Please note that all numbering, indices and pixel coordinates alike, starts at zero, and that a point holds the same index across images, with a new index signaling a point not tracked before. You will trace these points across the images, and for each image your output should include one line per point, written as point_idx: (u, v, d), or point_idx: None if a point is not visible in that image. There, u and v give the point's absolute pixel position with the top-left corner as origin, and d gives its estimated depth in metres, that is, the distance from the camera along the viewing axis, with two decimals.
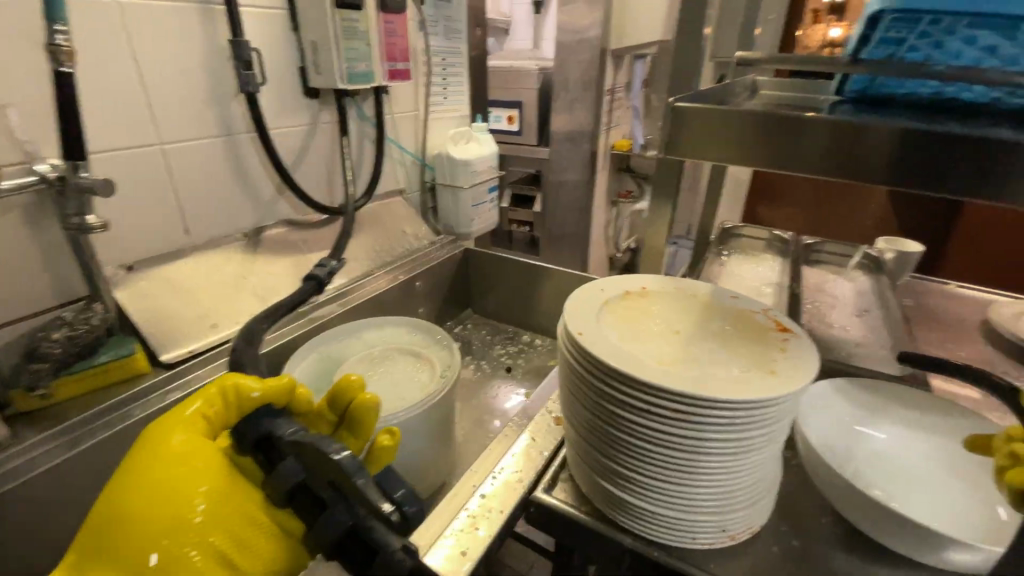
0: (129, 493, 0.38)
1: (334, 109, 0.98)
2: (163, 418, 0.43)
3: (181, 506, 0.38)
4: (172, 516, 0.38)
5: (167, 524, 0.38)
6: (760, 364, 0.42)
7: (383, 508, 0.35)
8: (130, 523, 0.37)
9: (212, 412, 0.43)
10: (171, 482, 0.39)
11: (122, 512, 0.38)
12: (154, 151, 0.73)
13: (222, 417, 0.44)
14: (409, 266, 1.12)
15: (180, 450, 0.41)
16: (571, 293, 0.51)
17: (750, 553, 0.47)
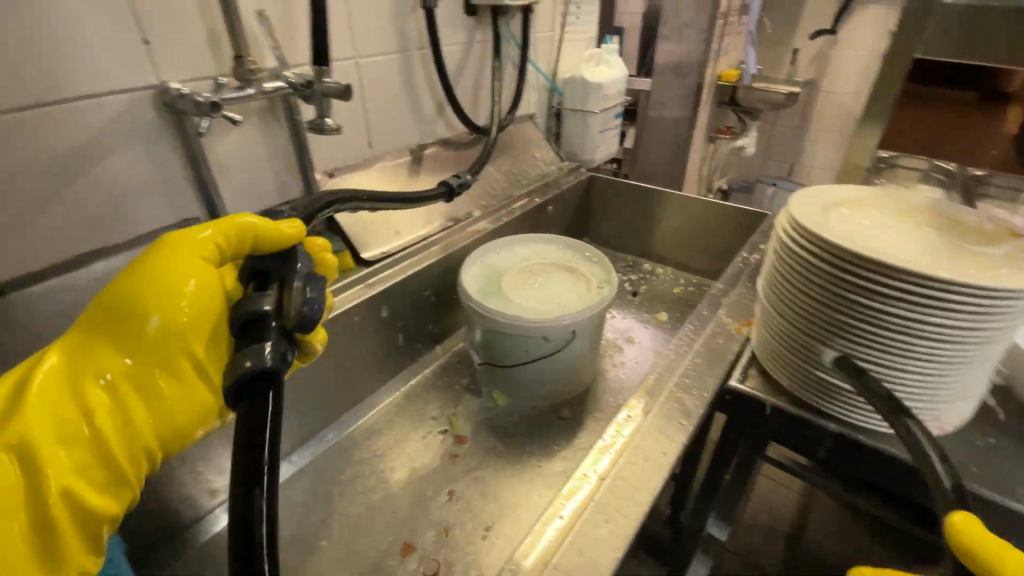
0: (134, 289, 0.41)
1: (489, 28, 1.00)
2: (188, 238, 0.44)
3: (165, 310, 0.41)
4: (160, 315, 0.41)
5: (157, 326, 0.41)
6: (1007, 262, 0.44)
7: (299, 295, 0.42)
8: (132, 312, 0.40)
9: (223, 242, 0.46)
10: (170, 297, 0.41)
11: (124, 302, 0.41)
12: (351, 65, 0.79)
13: (231, 250, 0.46)
14: (543, 190, 1.16)
15: (189, 267, 0.43)
16: (791, 198, 0.55)
17: (951, 445, 0.51)
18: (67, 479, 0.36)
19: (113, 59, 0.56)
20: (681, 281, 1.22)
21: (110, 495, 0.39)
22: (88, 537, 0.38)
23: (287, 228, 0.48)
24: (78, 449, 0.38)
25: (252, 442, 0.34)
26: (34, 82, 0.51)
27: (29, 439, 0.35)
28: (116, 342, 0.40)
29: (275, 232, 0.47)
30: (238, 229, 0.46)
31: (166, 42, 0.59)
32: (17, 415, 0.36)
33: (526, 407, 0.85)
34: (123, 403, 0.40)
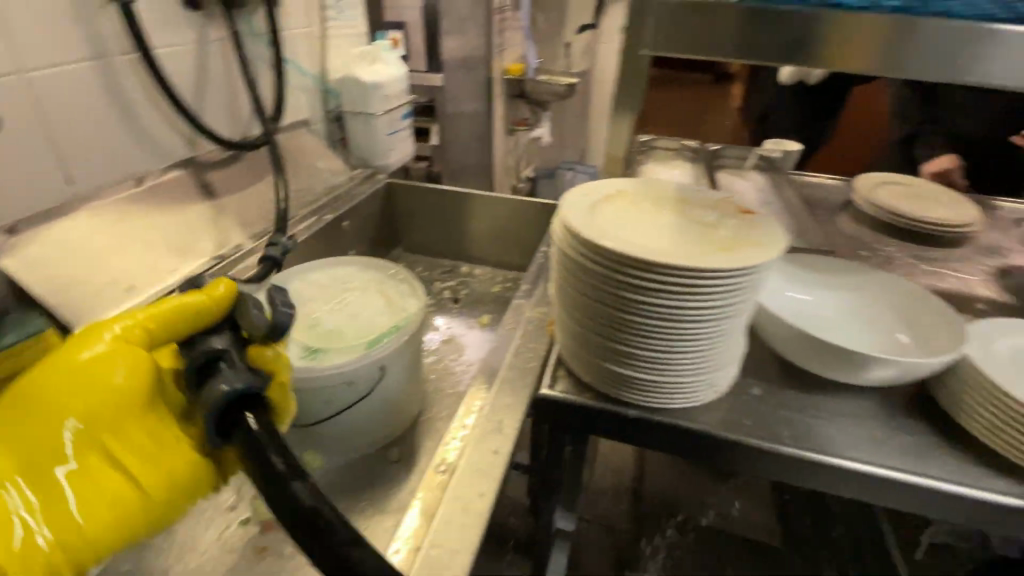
0: (35, 389, 0.41)
1: (223, 24, 0.83)
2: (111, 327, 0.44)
3: (95, 395, 0.42)
4: (96, 403, 0.42)
5: (84, 410, 0.42)
6: (744, 239, 0.48)
7: (257, 325, 0.46)
8: (63, 404, 0.41)
9: (151, 324, 0.45)
10: (82, 386, 0.42)
11: (31, 403, 0.41)
12: (16, 80, 0.61)
13: (161, 332, 0.45)
14: (333, 204, 1.03)
15: (100, 348, 0.43)
16: (563, 197, 0.53)
17: (736, 408, 0.56)
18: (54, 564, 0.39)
19: None
20: (500, 278, 1.21)
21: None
22: None
23: (215, 292, 0.46)
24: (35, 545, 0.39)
25: (274, 468, 0.39)
26: None
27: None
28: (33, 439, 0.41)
29: (203, 302, 0.45)
30: (164, 314, 0.45)
31: None
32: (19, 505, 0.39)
33: (349, 458, 0.75)
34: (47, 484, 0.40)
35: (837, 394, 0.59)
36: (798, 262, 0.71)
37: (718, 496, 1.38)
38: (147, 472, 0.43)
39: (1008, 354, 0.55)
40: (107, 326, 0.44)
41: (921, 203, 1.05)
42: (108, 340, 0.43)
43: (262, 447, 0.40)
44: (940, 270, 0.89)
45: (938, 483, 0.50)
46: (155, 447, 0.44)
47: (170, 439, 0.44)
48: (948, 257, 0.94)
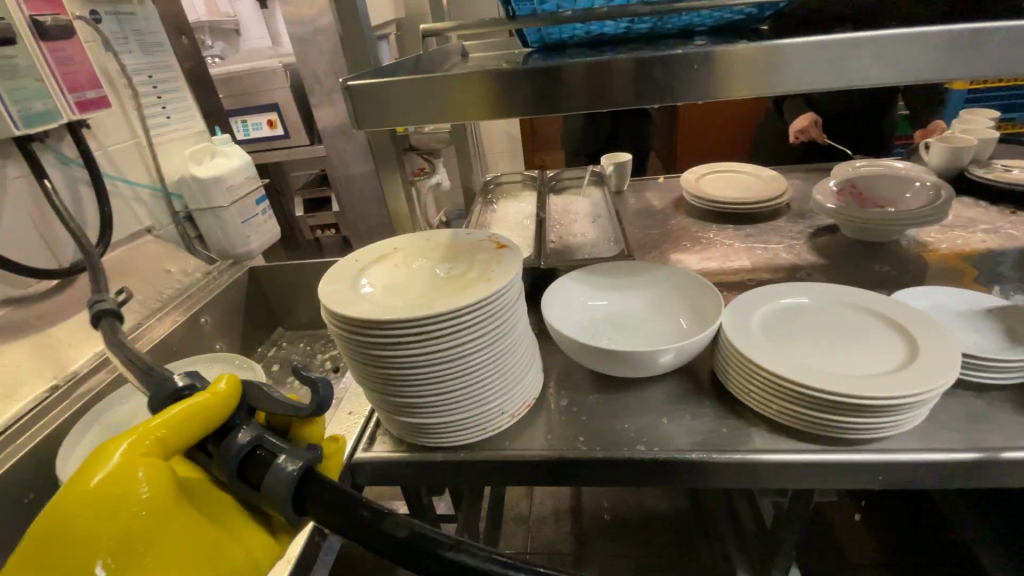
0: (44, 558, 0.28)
1: (22, 160, 0.83)
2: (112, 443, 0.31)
3: (109, 550, 0.28)
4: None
5: None
6: (481, 277, 0.53)
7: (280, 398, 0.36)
8: None
9: (163, 436, 0.31)
10: (86, 541, 0.28)
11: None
12: None
13: (182, 441, 0.32)
14: (188, 304, 1.03)
15: (114, 473, 0.30)
16: (329, 270, 0.57)
17: (541, 427, 0.60)
18: None
19: None
20: None
21: None
22: None
23: (219, 387, 0.33)
24: None
25: (360, 520, 0.33)
26: None
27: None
28: None
29: (217, 400, 0.33)
30: (182, 420, 0.32)
31: None
32: None
33: None
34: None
35: (640, 388, 0.64)
36: (599, 270, 0.76)
37: (648, 496, 1.42)
38: None
39: (759, 326, 0.62)
40: (103, 455, 0.30)
41: (738, 186, 1.16)
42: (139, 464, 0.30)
43: (340, 510, 0.33)
44: (753, 244, 0.98)
45: (710, 454, 0.54)
46: None
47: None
48: (762, 230, 1.04)
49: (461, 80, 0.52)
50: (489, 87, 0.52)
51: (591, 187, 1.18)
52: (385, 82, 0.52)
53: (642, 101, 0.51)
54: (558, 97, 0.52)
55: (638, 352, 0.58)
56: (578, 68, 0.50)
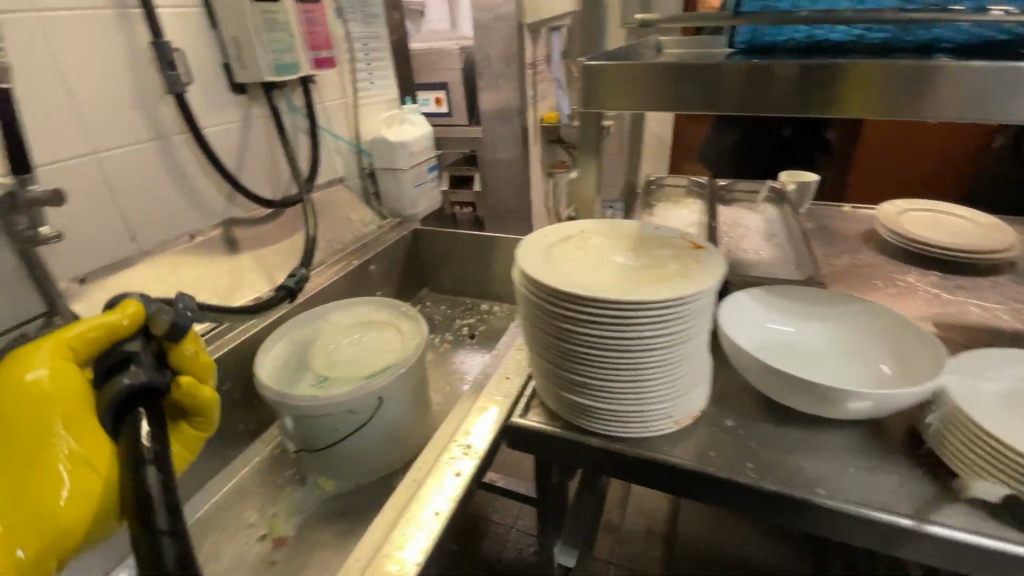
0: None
1: (265, 104, 0.98)
2: (19, 352, 0.43)
3: (30, 413, 0.40)
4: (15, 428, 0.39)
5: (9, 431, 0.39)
6: (679, 274, 0.52)
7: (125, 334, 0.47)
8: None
9: (77, 341, 0.44)
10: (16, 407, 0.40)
11: None
12: (92, 161, 0.74)
13: (86, 350, 0.45)
14: (361, 251, 1.14)
15: (40, 369, 0.42)
16: (523, 238, 0.60)
17: (695, 439, 0.57)
18: None
19: None
20: (516, 315, 1.27)
21: None
22: None
23: (131, 310, 0.47)
24: None
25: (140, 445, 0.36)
26: None
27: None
28: None
29: (127, 321, 0.47)
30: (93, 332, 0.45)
31: None
32: None
33: (357, 483, 0.81)
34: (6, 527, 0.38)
35: (819, 428, 0.58)
36: (783, 292, 0.70)
37: (750, 545, 1.31)
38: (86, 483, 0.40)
39: (993, 393, 0.53)
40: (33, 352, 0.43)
41: (950, 230, 1.00)
42: (45, 362, 0.42)
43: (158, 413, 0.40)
44: (963, 298, 0.84)
45: (888, 514, 0.48)
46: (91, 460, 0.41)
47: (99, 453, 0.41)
48: (976, 284, 0.89)
49: (672, 66, 0.52)
50: (688, 76, 0.51)
51: (765, 204, 1.10)
52: (603, 61, 0.55)
53: (848, 112, 0.47)
54: (756, 95, 0.50)
55: (836, 388, 0.53)
56: (783, 66, 0.48)
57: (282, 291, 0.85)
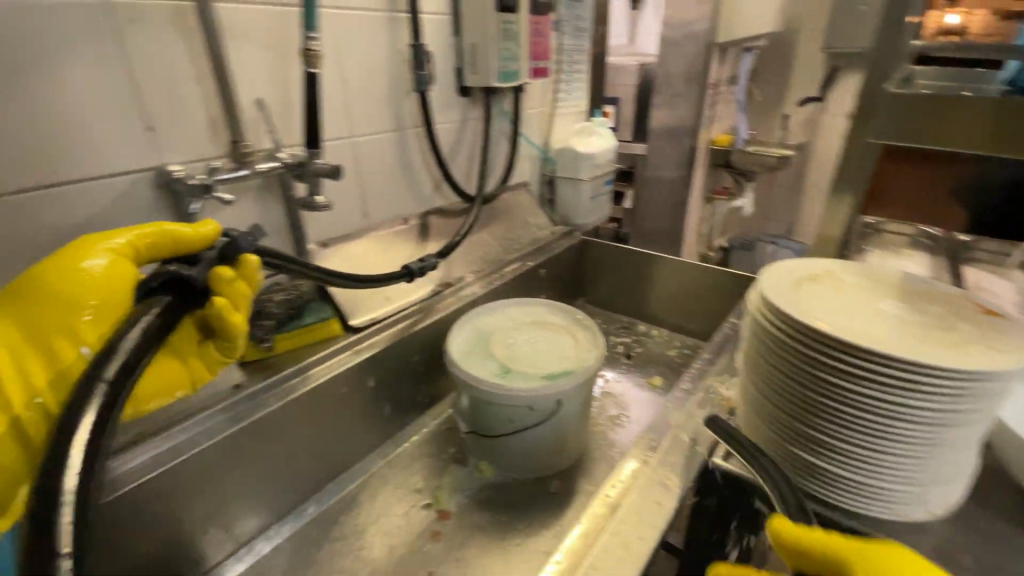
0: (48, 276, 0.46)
1: (481, 107, 1.07)
2: (84, 241, 0.49)
3: (70, 284, 0.46)
4: (64, 290, 0.46)
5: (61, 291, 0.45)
6: (978, 344, 0.44)
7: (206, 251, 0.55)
8: (46, 291, 0.45)
9: (143, 244, 0.52)
10: (70, 277, 0.46)
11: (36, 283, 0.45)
12: (348, 143, 0.86)
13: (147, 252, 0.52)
14: (535, 253, 1.17)
15: (100, 258, 0.48)
16: (765, 269, 0.56)
17: (937, 533, 0.49)
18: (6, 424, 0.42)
19: (115, 142, 0.62)
20: (676, 343, 1.21)
21: None
22: None
23: (201, 228, 0.56)
24: None
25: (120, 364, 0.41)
26: (39, 166, 0.57)
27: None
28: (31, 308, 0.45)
29: (188, 236, 0.55)
30: (160, 236, 0.53)
31: (169, 127, 0.66)
32: None
33: (514, 478, 0.83)
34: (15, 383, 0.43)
35: None
36: None
37: None
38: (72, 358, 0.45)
39: None
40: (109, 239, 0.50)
41: None
42: (109, 252, 0.49)
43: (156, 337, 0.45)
44: None
45: None
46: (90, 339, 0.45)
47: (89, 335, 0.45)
48: None
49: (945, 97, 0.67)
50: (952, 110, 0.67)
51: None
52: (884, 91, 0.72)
53: None
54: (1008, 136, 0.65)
55: None
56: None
57: (404, 268, 0.86)
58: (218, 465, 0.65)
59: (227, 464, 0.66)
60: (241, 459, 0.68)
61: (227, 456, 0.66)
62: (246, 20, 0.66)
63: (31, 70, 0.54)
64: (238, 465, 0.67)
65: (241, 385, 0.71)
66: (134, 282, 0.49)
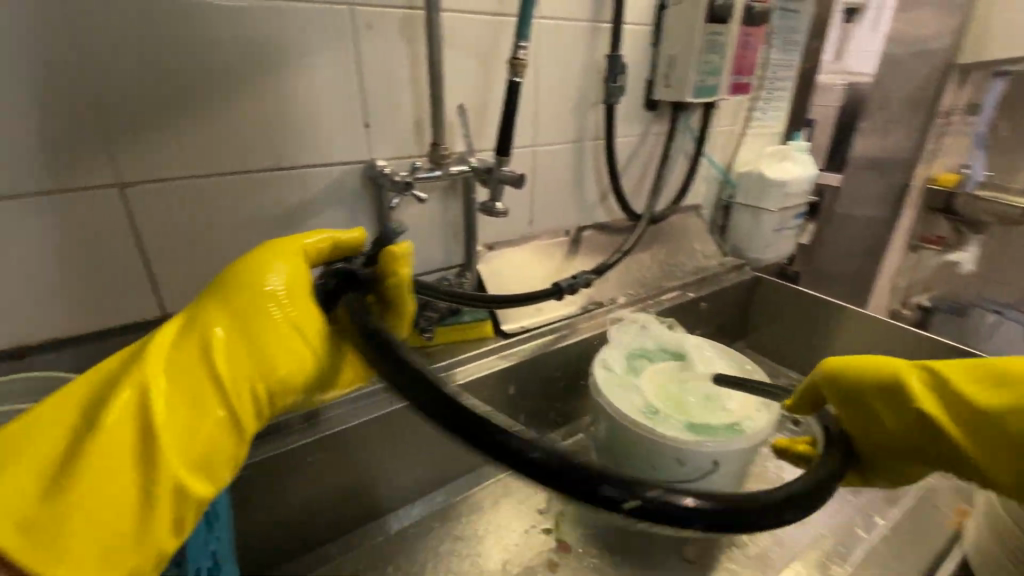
0: (235, 286, 0.47)
1: (666, 122, 1.01)
2: (268, 246, 0.51)
3: (263, 294, 0.47)
4: (261, 297, 0.47)
5: (256, 300, 0.47)
6: None
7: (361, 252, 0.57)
8: (240, 299, 0.46)
9: (311, 249, 0.53)
10: (255, 286, 0.47)
11: (225, 296, 0.47)
12: (528, 151, 0.87)
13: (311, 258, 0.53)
14: (700, 284, 1.06)
15: (281, 267, 0.49)
16: None
17: None
18: (210, 429, 0.42)
19: (339, 135, 0.69)
20: None
21: (205, 473, 0.42)
22: (201, 473, 0.41)
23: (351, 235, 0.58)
24: (180, 400, 0.42)
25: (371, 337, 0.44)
26: (282, 151, 0.67)
27: (147, 388, 0.40)
28: (230, 311, 0.46)
29: (342, 242, 0.56)
30: (323, 245, 0.55)
31: (381, 124, 0.72)
32: (152, 366, 0.42)
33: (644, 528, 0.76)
34: (217, 371, 0.43)
35: None
36: None
37: None
38: (286, 360, 0.47)
39: None
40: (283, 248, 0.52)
41: None
42: (286, 259, 0.50)
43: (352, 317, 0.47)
44: None
45: None
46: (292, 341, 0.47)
47: (297, 340, 0.48)
48: None
49: None
50: None
51: None
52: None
53: None
54: None
55: None
56: None
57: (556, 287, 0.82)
58: (370, 438, 0.70)
59: (377, 440, 0.71)
60: (390, 436, 0.72)
61: (378, 432, 0.70)
62: (462, 30, 0.69)
63: (292, 71, 0.64)
64: (385, 443, 0.72)
65: (399, 369, 0.75)
66: (311, 281, 0.51)
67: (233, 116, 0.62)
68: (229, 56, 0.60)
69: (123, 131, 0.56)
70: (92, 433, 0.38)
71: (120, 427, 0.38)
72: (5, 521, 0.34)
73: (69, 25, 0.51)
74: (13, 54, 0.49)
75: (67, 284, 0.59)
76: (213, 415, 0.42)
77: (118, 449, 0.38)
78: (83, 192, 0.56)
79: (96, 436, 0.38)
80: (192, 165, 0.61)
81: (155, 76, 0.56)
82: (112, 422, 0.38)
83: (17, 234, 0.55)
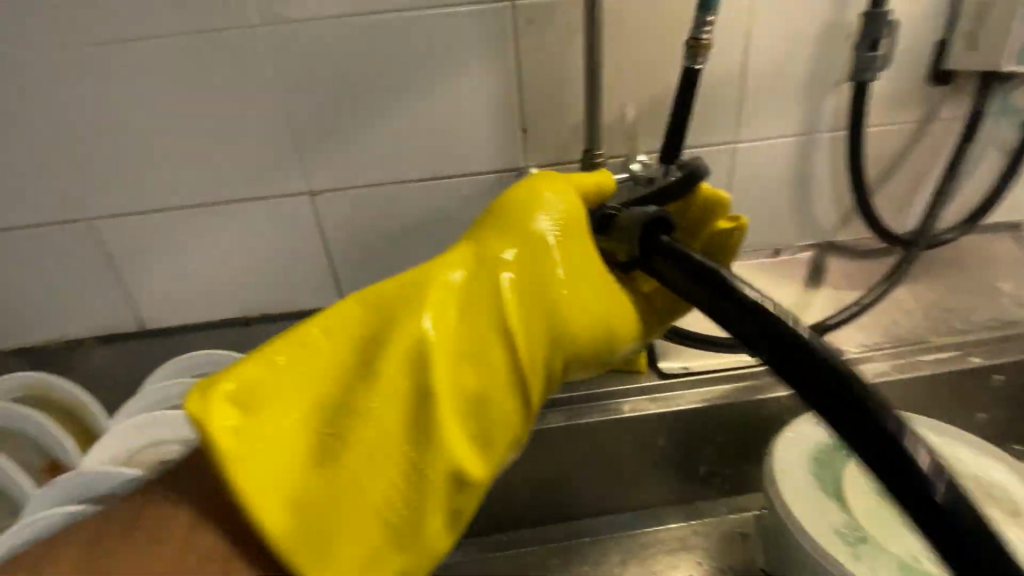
0: (515, 231, 0.42)
1: (967, 102, 0.68)
2: (536, 182, 0.45)
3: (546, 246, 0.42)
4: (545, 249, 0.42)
5: (538, 252, 0.42)
6: None
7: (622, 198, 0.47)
8: (524, 247, 0.42)
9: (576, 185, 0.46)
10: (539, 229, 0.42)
11: (502, 241, 0.42)
12: (726, 151, 0.70)
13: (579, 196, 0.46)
14: (1004, 347, 0.68)
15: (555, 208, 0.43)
16: None
17: None
18: (491, 396, 0.40)
19: (498, 140, 0.66)
20: None
21: (482, 444, 0.40)
22: (474, 447, 0.40)
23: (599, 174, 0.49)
24: (463, 359, 0.40)
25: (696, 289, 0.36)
26: (442, 158, 0.67)
27: (422, 345, 0.39)
28: (510, 256, 0.42)
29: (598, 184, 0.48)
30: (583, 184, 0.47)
31: (542, 126, 0.66)
32: (429, 318, 0.40)
33: None
34: (498, 333, 0.40)
35: None
36: None
37: None
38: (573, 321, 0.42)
39: None
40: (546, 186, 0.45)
41: None
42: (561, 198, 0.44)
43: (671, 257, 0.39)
44: None
45: None
46: (583, 299, 0.42)
47: (584, 297, 0.42)
48: None
49: None
50: None
51: None
52: None
53: None
54: None
55: None
56: None
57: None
58: None
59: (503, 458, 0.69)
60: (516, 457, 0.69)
61: None
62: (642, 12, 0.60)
63: (455, 75, 0.62)
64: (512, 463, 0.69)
65: None
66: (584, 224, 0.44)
67: (400, 124, 0.64)
68: (399, 68, 0.61)
69: (313, 142, 0.64)
70: (371, 377, 0.39)
71: (390, 382, 0.39)
72: (282, 487, 0.36)
73: (280, 54, 0.59)
74: (246, 85, 0.60)
75: (275, 270, 0.71)
76: (490, 381, 0.40)
77: (393, 398, 0.39)
78: (285, 197, 0.66)
79: (375, 390, 0.39)
80: (364, 173, 0.66)
81: (339, 92, 0.62)
82: (392, 374, 0.39)
83: (244, 228, 0.68)
